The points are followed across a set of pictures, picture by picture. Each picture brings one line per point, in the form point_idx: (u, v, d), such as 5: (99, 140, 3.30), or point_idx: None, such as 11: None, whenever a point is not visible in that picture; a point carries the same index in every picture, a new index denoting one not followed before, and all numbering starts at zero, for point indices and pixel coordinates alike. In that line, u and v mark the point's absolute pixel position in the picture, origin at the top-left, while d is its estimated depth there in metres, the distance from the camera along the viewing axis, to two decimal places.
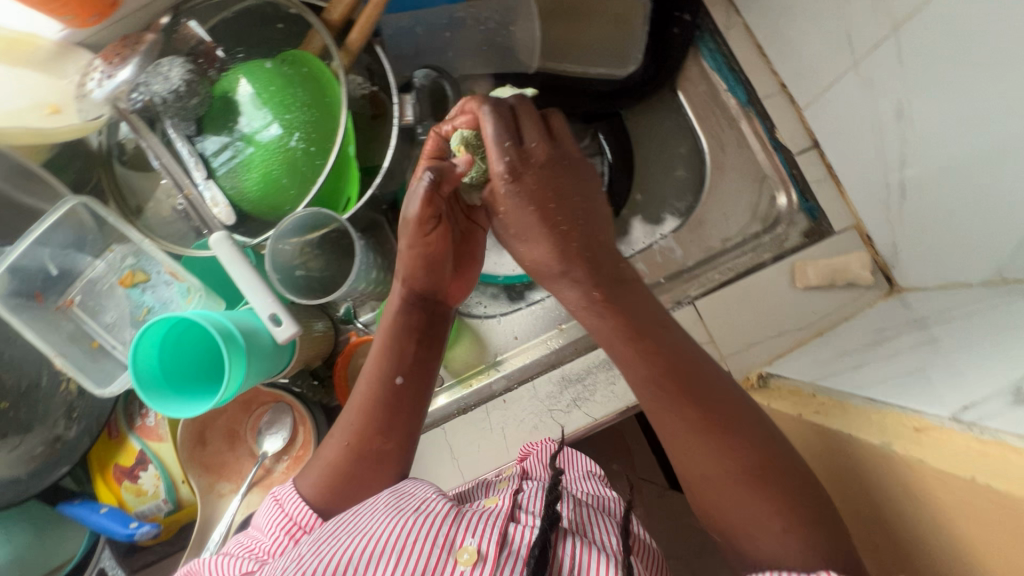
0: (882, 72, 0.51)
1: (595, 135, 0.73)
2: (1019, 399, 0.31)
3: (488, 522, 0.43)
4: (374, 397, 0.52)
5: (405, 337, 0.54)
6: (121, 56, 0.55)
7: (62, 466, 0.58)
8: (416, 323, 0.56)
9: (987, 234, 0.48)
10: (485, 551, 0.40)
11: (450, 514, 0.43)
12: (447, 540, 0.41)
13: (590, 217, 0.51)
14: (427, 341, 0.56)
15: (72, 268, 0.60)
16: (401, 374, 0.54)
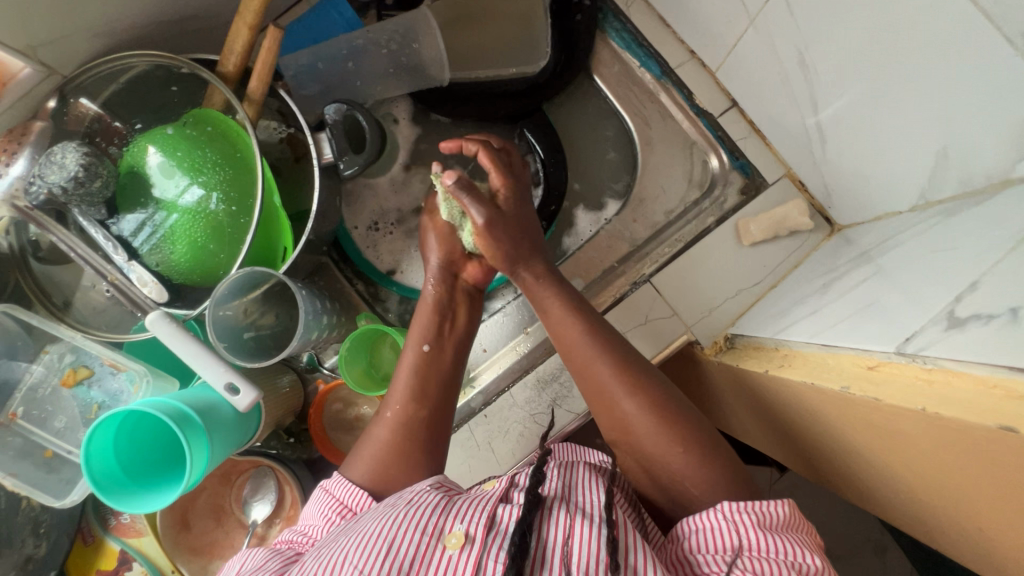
0: (778, 25, 0.52)
1: (523, 134, 0.72)
2: (951, 324, 0.33)
3: (478, 508, 0.43)
4: (409, 368, 0.56)
5: (435, 312, 0.59)
6: (9, 151, 0.53)
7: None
8: (443, 302, 0.61)
9: (905, 161, 0.49)
10: (474, 532, 0.41)
11: (440, 504, 0.43)
12: (437, 527, 0.41)
13: (532, 243, 0.58)
14: (455, 321, 0.60)
15: (6, 378, 0.56)
16: (427, 342, 0.57)
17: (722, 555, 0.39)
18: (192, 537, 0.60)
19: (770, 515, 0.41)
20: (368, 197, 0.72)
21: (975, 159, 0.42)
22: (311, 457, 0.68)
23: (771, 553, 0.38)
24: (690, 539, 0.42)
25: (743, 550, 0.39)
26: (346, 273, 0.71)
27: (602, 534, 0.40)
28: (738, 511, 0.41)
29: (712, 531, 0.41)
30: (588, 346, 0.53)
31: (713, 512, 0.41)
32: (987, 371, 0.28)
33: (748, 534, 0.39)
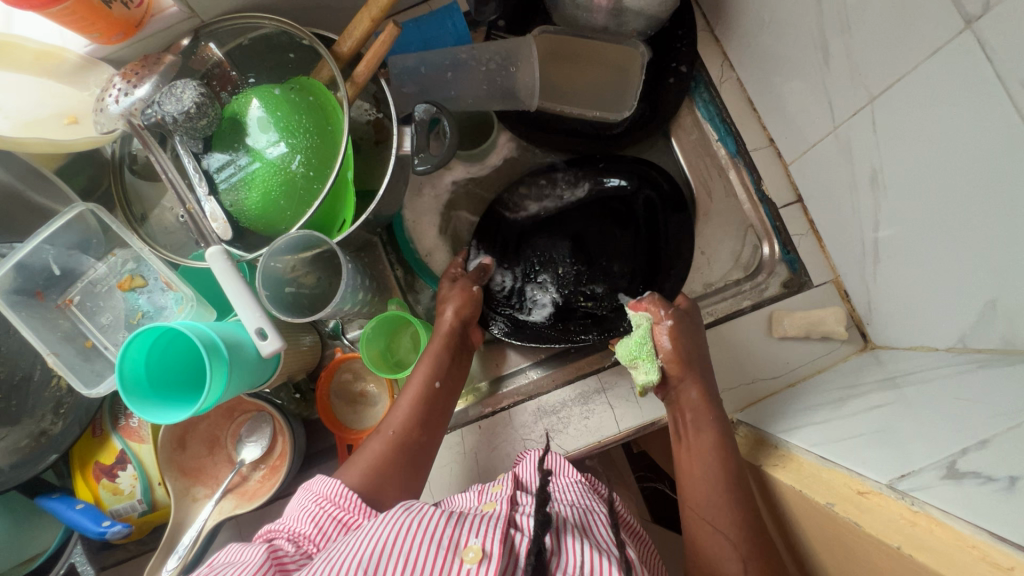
0: (860, 139, 0.53)
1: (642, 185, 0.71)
2: (948, 474, 0.33)
3: (490, 525, 0.44)
4: (418, 397, 0.59)
5: (446, 347, 0.62)
6: (139, 76, 0.59)
7: (48, 455, 0.59)
8: (458, 342, 0.64)
9: (950, 302, 0.49)
10: (491, 549, 0.41)
11: (450, 517, 0.44)
12: (452, 541, 0.41)
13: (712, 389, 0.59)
14: (463, 362, 0.64)
15: (74, 269, 0.62)
16: (440, 379, 0.61)
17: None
18: (184, 459, 0.64)
19: None
20: (427, 194, 0.75)
21: (1020, 321, 0.42)
22: (309, 417, 0.71)
23: None
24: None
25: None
26: (390, 257, 0.75)
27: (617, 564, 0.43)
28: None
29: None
30: (722, 474, 0.53)
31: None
32: (968, 528, 0.29)
33: None
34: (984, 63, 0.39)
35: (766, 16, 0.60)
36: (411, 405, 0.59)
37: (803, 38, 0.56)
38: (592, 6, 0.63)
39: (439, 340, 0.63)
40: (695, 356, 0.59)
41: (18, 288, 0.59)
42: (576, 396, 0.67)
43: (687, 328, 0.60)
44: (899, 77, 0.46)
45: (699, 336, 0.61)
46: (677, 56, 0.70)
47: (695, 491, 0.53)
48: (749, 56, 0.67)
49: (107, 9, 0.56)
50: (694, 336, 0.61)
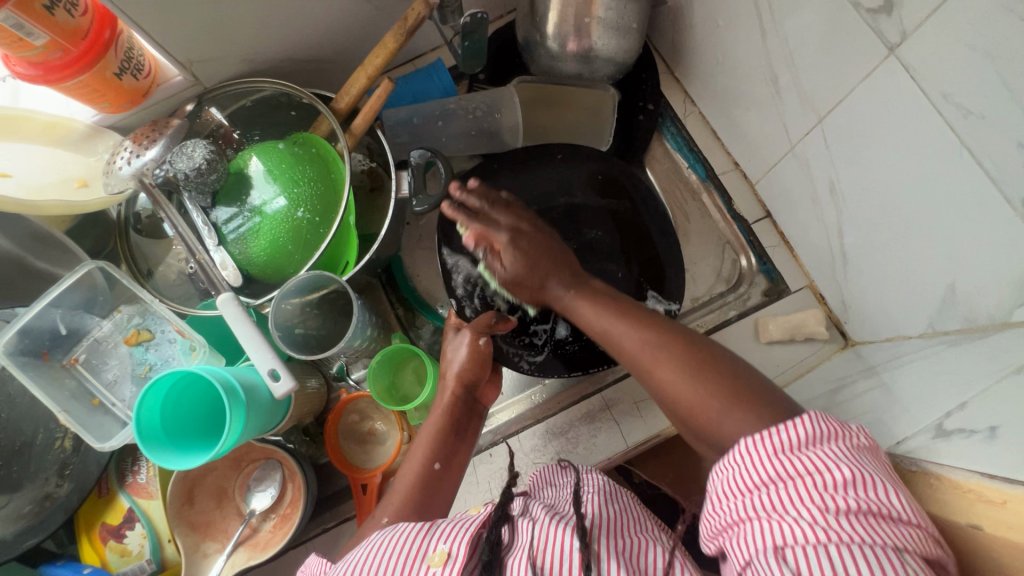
0: (815, 154, 0.60)
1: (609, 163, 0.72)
2: (938, 434, 0.39)
3: (461, 529, 0.46)
4: (417, 478, 0.58)
5: (449, 428, 0.62)
6: (150, 139, 0.62)
7: (39, 534, 0.58)
8: (458, 415, 0.63)
9: (914, 294, 0.54)
10: (455, 551, 0.43)
11: (423, 528, 0.46)
12: (421, 550, 0.44)
13: (537, 238, 0.60)
14: (466, 438, 0.64)
15: (80, 328, 0.63)
16: (439, 460, 0.60)
17: (769, 491, 0.35)
18: (192, 515, 0.62)
19: (803, 437, 0.36)
20: (423, 235, 0.79)
21: (979, 301, 0.47)
22: (318, 461, 0.71)
23: (805, 472, 0.35)
24: (715, 490, 0.38)
25: (843, 488, 0.34)
26: (390, 297, 0.78)
27: (571, 525, 0.44)
28: (838, 432, 0.36)
29: (747, 465, 0.36)
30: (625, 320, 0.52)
31: (798, 420, 0.36)
32: (964, 476, 0.34)
33: (781, 464, 0.35)
34: (908, 81, 0.45)
35: (720, 57, 0.68)
36: (409, 490, 0.57)
37: (754, 73, 0.64)
38: (565, 55, 0.70)
39: (439, 419, 0.62)
40: (548, 258, 0.59)
41: (25, 350, 0.59)
42: (582, 416, 0.69)
43: (524, 242, 0.59)
44: (840, 100, 0.53)
45: (540, 240, 0.60)
46: (644, 96, 0.77)
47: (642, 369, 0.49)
48: (708, 91, 0.74)
49: (119, 80, 0.60)
50: (540, 247, 0.59)
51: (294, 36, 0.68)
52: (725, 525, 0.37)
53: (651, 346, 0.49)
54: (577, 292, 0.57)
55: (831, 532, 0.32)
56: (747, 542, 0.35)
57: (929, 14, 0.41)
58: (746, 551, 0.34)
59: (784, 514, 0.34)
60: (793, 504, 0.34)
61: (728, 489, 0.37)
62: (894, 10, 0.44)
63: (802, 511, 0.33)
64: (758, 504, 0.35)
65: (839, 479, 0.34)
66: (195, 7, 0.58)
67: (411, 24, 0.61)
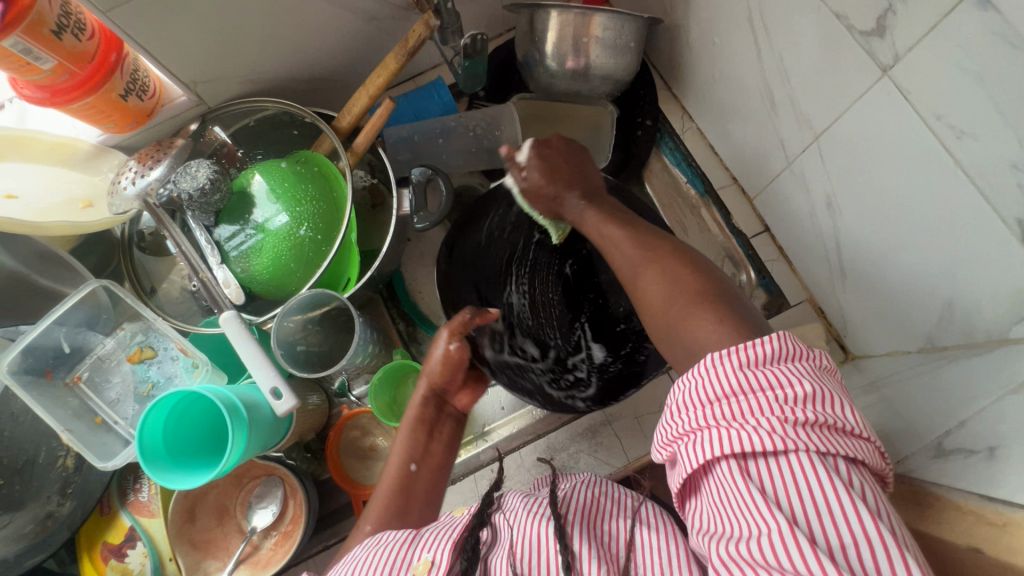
0: (812, 171, 0.60)
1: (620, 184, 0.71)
2: (937, 453, 0.39)
3: (444, 536, 0.45)
4: (394, 483, 0.58)
5: (419, 431, 0.61)
6: (155, 158, 0.63)
7: (37, 555, 0.59)
8: (429, 418, 0.63)
9: (913, 309, 0.55)
10: (439, 558, 0.42)
11: (408, 540, 0.46)
12: (405, 560, 0.43)
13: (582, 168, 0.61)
14: (440, 438, 0.63)
15: (83, 345, 0.64)
16: (415, 460, 0.59)
17: (729, 402, 0.35)
18: (194, 532, 0.62)
19: (764, 353, 0.36)
20: (424, 251, 0.79)
21: (976, 318, 0.47)
22: (320, 477, 0.71)
23: (761, 385, 0.35)
24: (676, 402, 0.38)
25: (803, 401, 0.34)
26: (391, 313, 0.78)
27: (551, 524, 0.43)
28: (803, 354, 0.37)
29: (712, 376, 0.36)
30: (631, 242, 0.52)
31: (765, 338, 0.37)
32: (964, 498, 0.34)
33: (736, 376, 0.35)
34: (902, 101, 0.46)
35: (716, 74, 0.69)
36: (387, 489, 0.57)
37: (750, 90, 0.64)
38: (563, 73, 0.71)
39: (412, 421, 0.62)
40: (568, 168, 0.60)
41: (29, 368, 0.59)
42: (583, 431, 0.69)
43: (549, 152, 0.61)
44: (835, 118, 0.54)
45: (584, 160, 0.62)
46: (642, 112, 0.78)
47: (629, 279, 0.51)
48: (706, 108, 0.75)
49: (124, 102, 0.61)
50: (563, 165, 0.60)
51: (297, 57, 0.69)
52: (682, 432, 0.37)
53: (641, 259, 0.50)
54: (592, 202, 0.58)
55: (788, 440, 0.32)
56: (701, 451, 0.35)
57: (920, 38, 0.42)
58: (702, 458, 0.34)
59: (744, 422, 0.34)
60: (753, 414, 0.34)
61: (685, 403, 0.37)
62: (885, 33, 0.45)
63: (762, 420, 0.33)
64: (718, 413, 0.35)
65: (799, 394, 0.34)
66: (199, 31, 0.59)
67: (411, 44, 0.62)
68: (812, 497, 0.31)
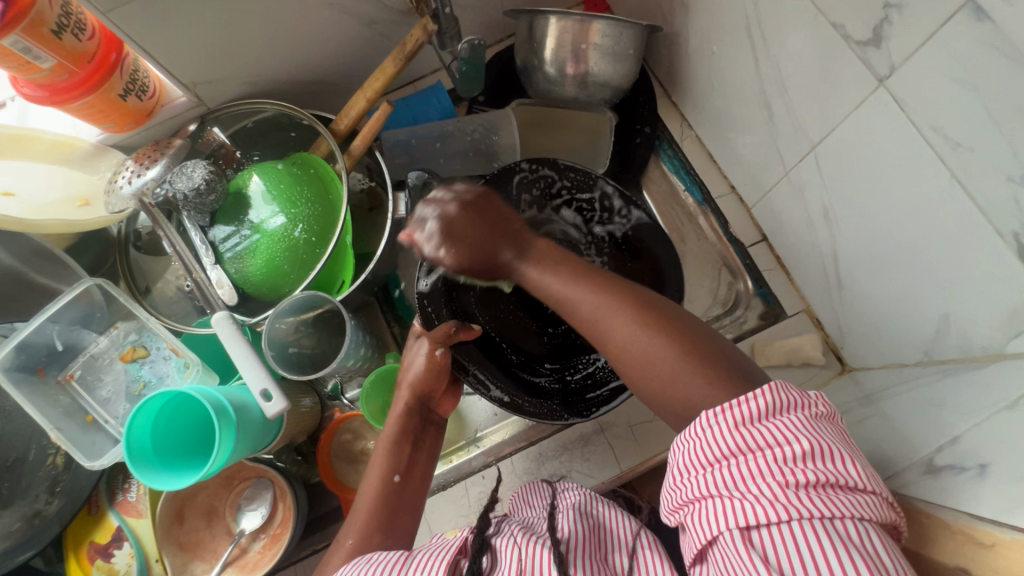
0: (809, 181, 0.60)
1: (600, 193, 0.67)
2: (930, 470, 0.38)
3: (438, 557, 0.45)
4: (378, 497, 0.57)
5: (399, 441, 0.61)
6: (152, 158, 0.63)
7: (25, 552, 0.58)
8: (413, 427, 0.62)
9: (909, 322, 0.54)
10: None
11: (400, 558, 0.46)
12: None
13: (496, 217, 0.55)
14: (423, 445, 0.63)
15: (77, 343, 0.64)
16: (399, 472, 0.59)
17: (730, 463, 0.36)
18: (181, 533, 0.62)
19: (758, 408, 0.37)
20: None
21: (974, 332, 0.47)
22: (310, 479, 0.71)
23: (761, 446, 0.36)
24: (677, 465, 0.39)
25: (802, 459, 0.35)
26: (386, 315, 0.78)
27: (550, 551, 0.44)
28: (799, 402, 0.38)
29: (708, 438, 0.38)
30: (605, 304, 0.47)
31: (758, 392, 0.38)
32: (954, 516, 0.33)
33: (733, 437, 0.37)
34: (899, 112, 0.45)
35: (715, 83, 0.69)
36: (369, 505, 0.57)
37: (749, 99, 0.64)
38: (563, 79, 0.70)
39: (395, 432, 0.61)
40: (487, 230, 0.54)
41: (20, 366, 0.59)
42: (576, 439, 0.69)
43: (458, 223, 0.53)
44: (833, 128, 0.53)
45: (493, 207, 0.55)
46: (640, 119, 0.78)
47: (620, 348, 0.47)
48: (705, 116, 0.75)
49: (123, 101, 0.62)
50: (488, 218, 0.54)
51: (296, 59, 0.69)
52: (687, 499, 0.38)
53: (606, 310, 0.47)
54: (533, 261, 0.53)
55: (790, 507, 0.33)
56: (711, 521, 0.36)
57: (917, 48, 0.41)
58: (710, 526, 0.35)
59: (747, 489, 0.35)
60: (755, 479, 0.35)
61: (688, 464, 0.38)
62: (882, 43, 0.44)
63: (764, 486, 0.34)
64: (718, 478, 0.36)
65: (797, 453, 0.35)
66: (197, 32, 0.59)
67: (409, 50, 0.61)
68: (813, 560, 0.32)
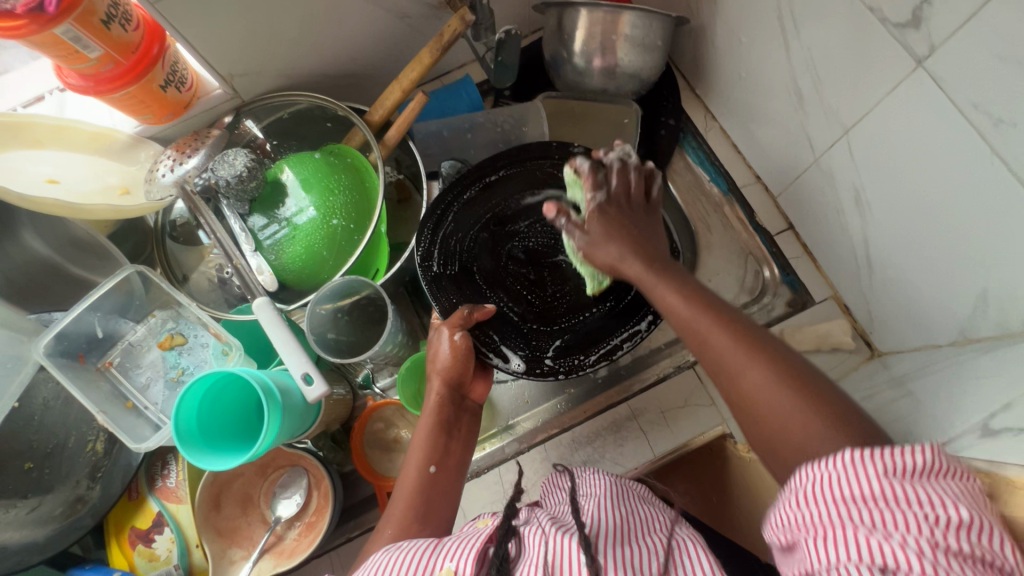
0: (840, 165, 0.61)
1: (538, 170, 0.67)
2: (983, 434, 0.39)
3: (466, 546, 0.44)
4: (415, 488, 0.57)
5: (435, 431, 0.60)
6: (192, 147, 0.65)
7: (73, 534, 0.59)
8: (448, 417, 0.62)
9: (943, 301, 0.55)
10: (461, 569, 0.41)
11: (428, 548, 0.45)
12: (426, 568, 0.42)
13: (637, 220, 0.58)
14: (459, 434, 0.62)
15: (115, 331, 0.64)
16: (434, 462, 0.59)
17: (866, 506, 0.30)
18: (218, 520, 0.62)
19: (915, 463, 0.31)
20: None
21: (1011, 307, 0.48)
22: (343, 467, 0.71)
23: (912, 502, 0.30)
24: (797, 490, 0.33)
25: (957, 527, 0.29)
26: (416, 306, 0.78)
27: (577, 536, 0.42)
28: (958, 470, 0.31)
29: (847, 475, 0.31)
30: (703, 316, 0.46)
31: (917, 447, 0.31)
32: (1014, 472, 0.34)
33: (877, 483, 0.31)
34: (937, 92, 0.47)
35: (742, 73, 0.70)
36: (406, 493, 0.57)
37: (779, 88, 0.65)
38: (591, 71, 0.72)
39: (429, 423, 0.61)
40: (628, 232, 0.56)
41: (63, 352, 0.60)
42: (608, 425, 0.69)
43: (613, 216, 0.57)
44: (867, 111, 0.54)
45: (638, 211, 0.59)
46: (665, 111, 0.79)
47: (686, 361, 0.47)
48: (730, 108, 0.77)
49: (164, 93, 0.63)
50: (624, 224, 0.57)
51: (330, 52, 0.70)
52: (803, 524, 0.32)
53: (713, 327, 0.45)
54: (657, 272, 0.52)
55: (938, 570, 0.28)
56: (832, 553, 0.31)
57: (957, 28, 0.43)
58: (834, 559, 0.30)
59: (887, 534, 0.30)
60: (898, 530, 0.29)
61: (810, 496, 0.32)
62: (921, 24, 0.46)
63: (908, 539, 0.29)
64: (857, 514, 0.31)
65: (954, 519, 0.29)
66: (240, 23, 0.60)
67: (446, 39, 0.63)
68: None
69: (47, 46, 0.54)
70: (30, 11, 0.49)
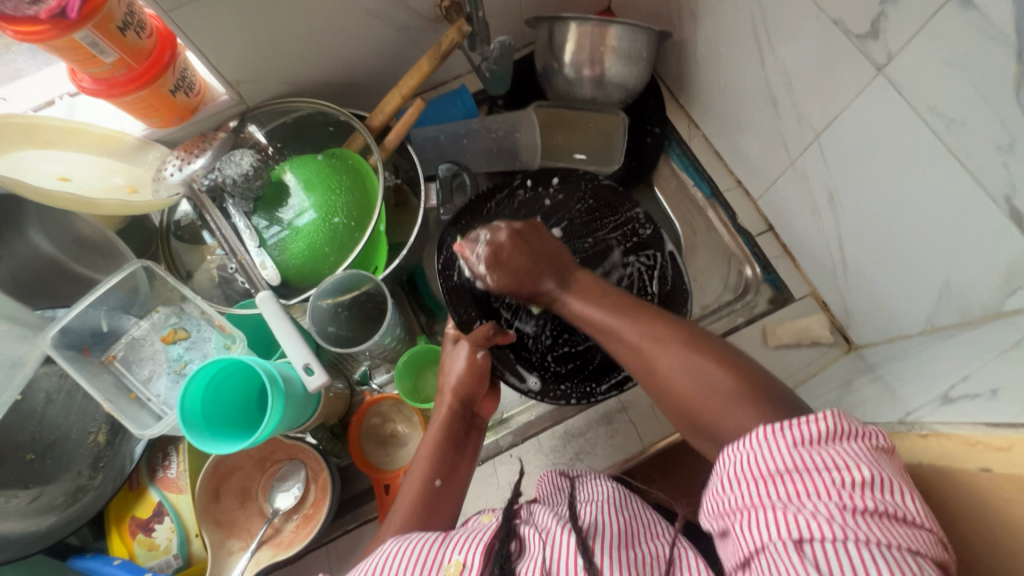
0: (814, 168, 0.65)
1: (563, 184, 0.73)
2: (944, 403, 0.42)
3: (474, 540, 0.46)
4: (418, 498, 0.58)
5: (444, 447, 0.61)
6: (200, 148, 0.68)
7: (71, 525, 0.59)
8: (457, 430, 0.63)
9: (910, 292, 0.58)
10: (470, 562, 0.44)
11: (438, 540, 0.47)
12: (435, 561, 0.45)
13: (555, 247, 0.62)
14: (466, 449, 0.64)
15: (119, 327, 0.66)
16: (439, 476, 0.60)
17: (783, 480, 0.34)
18: (218, 512, 0.63)
19: (821, 430, 0.35)
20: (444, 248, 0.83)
21: (972, 293, 0.51)
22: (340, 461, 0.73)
23: (820, 467, 0.34)
24: (725, 472, 0.37)
25: (861, 486, 0.33)
26: (413, 305, 0.81)
27: (573, 535, 0.44)
28: (861, 432, 0.36)
29: (765, 451, 0.35)
30: (617, 316, 0.54)
31: (820, 415, 0.36)
32: (968, 430, 0.37)
33: (791, 455, 0.34)
34: (896, 96, 0.51)
35: (721, 83, 0.75)
36: (408, 504, 0.57)
37: (755, 96, 0.70)
38: (580, 81, 0.76)
39: (438, 435, 0.62)
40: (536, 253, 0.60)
41: (68, 345, 0.61)
42: (599, 417, 0.71)
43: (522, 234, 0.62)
44: (835, 115, 0.59)
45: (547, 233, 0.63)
46: (650, 120, 0.84)
47: (643, 359, 0.51)
48: (712, 117, 0.81)
49: (173, 97, 0.66)
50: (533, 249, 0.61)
51: (332, 62, 0.74)
52: (734, 507, 0.36)
53: (650, 342, 0.50)
54: (574, 289, 0.58)
55: (847, 528, 0.31)
56: (758, 532, 0.33)
57: (912, 36, 0.47)
58: (761, 540, 0.33)
59: (801, 505, 0.33)
60: (810, 497, 0.33)
61: (737, 476, 0.36)
62: (879, 35, 0.50)
63: (820, 506, 0.32)
64: (774, 492, 0.34)
65: (857, 479, 0.33)
66: (249, 33, 0.63)
67: (444, 49, 0.67)
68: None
69: (65, 51, 0.56)
70: (53, 17, 0.52)
